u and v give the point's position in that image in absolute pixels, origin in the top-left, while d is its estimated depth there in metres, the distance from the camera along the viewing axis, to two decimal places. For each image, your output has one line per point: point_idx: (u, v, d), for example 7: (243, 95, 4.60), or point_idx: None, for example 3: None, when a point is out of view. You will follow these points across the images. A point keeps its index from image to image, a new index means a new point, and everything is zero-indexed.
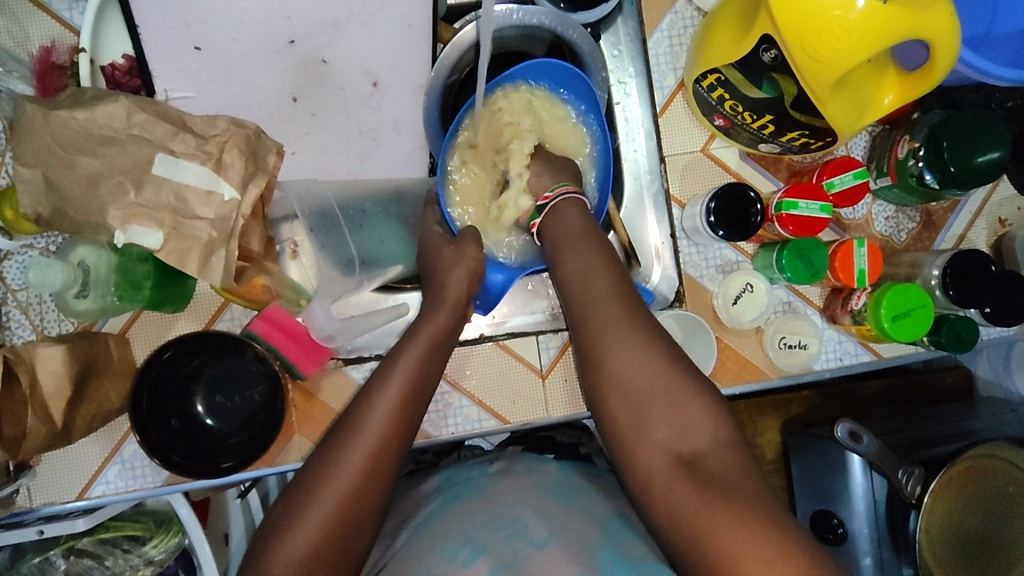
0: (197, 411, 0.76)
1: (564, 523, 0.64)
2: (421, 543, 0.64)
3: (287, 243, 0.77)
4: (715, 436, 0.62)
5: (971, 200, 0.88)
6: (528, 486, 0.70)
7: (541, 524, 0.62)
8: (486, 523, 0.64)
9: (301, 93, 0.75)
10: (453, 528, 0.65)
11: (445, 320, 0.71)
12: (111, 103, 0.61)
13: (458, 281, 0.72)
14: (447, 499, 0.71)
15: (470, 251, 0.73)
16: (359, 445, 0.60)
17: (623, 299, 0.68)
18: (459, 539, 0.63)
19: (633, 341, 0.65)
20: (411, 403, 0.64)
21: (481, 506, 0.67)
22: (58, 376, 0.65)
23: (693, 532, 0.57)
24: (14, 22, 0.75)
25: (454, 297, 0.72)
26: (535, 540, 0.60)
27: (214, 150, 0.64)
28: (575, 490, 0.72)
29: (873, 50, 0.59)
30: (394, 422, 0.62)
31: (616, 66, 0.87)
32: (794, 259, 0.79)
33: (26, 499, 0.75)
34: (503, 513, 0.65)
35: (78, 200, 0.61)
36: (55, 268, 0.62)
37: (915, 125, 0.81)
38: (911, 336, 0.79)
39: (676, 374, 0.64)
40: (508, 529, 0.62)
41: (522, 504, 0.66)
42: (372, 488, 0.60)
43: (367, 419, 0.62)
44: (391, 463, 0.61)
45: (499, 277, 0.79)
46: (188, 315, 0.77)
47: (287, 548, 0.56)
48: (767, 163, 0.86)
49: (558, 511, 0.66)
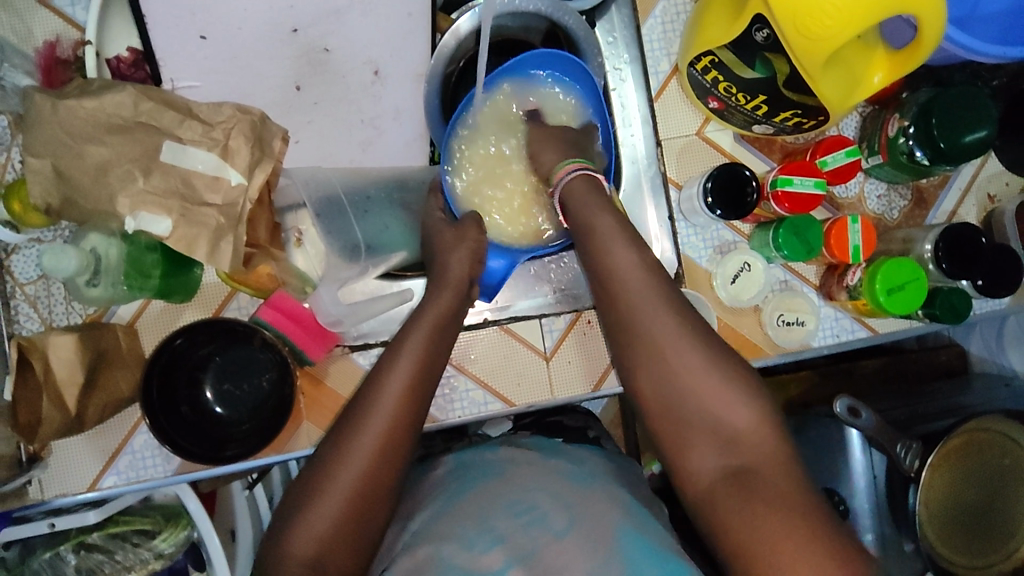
0: (207, 399, 0.77)
1: (582, 508, 0.65)
2: (439, 527, 0.65)
3: (292, 231, 0.79)
4: (734, 408, 0.62)
5: (960, 177, 0.91)
6: (547, 472, 0.72)
7: (550, 510, 0.64)
8: (504, 509, 0.65)
9: (304, 81, 0.76)
10: (472, 513, 0.66)
11: (449, 303, 0.72)
12: (119, 93, 0.62)
13: (459, 261, 0.73)
14: (466, 481, 0.73)
15: (472, 234, 0.74)
16: (374, 429, 0.61)
17: (646, 270, 0.68)
18: (479, 526, 0.64)
19: (667, 311, 0.66)
20: (422, 383, 0.65)
21: (481, 497, 0.68)
22: (70, 363, 0.66)
23: (720, 507, 0.59)
24: (18, 18, 0.76)
25: (455, 277, 0.73)
26: (554, 528, 0.62)
27: (221, 137, 0.65)
28: (589, 475, 0.73)
29: (863, 26, 0.60)
30: (405, 404, 0.63)
31: (611, 53, 0.88)
32: (791, 238, 0.81)
33: (38, 491, 0.76)
34: (523, 497, 0.66)
35: (87, 188, 0.62)
36: (69, 254, 0.62)
37: (903, 104, 0.83)
38: (906, 309, 0.81)
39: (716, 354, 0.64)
40: (526, 517, 0.64)
41: (529, 492, 0.67)
42: (385, 469, 0.61)
43: (378, 405, 0.63)
44: (403, 442, 0.62)
45: (499, 263, 0.80)
46: (196, 305, 0.78)
47: (305, 531, 0.57)
48: (761, 143, 0.88)
49: (577, 497, 0.67)
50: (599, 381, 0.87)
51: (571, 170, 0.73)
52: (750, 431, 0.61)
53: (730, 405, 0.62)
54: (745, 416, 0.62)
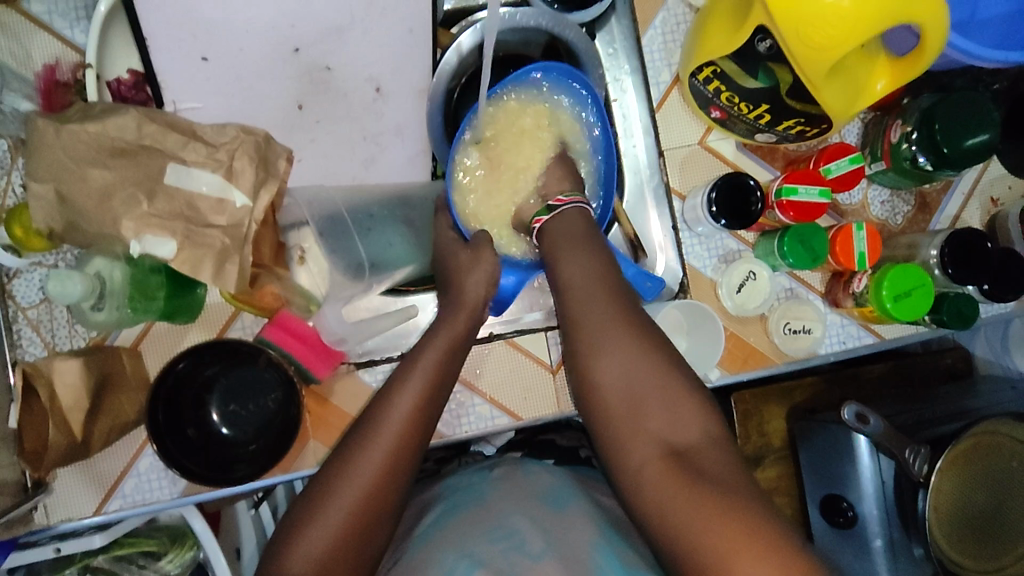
0: (213, 420, 0.76)
1: (561, 533, 0.65)
2: (418, 556, 0.65)
3: (295, 248, 0.76)
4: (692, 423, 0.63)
5: (963, 181, 0.91)
6: (523, 494, 0.71)
7: (526, 534, 0.64)
8: (483, 534, 0.65)
9: (306, 100, 0.76)
10: (450, 542, 0.65)
11: (464, 325, 0.71)
12: (122, 115, 0.62)
13: (476, 285, 0.73)
14: (450, 507, 0.73)
15: (486, 256, 0.73)
16: (381, 443, 0.61)
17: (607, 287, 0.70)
18: (457, 552, 0.63)
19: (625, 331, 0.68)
20: (432, 401, 0.65)
21: (468, 520, 0.68)
22: (75, 389, 0.65)
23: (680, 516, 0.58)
24: (16, 42, 0.76)
25: (472, 301, 0.72)
26: (532, 552, 0.61)
27: (225, 157, 0.64)
28: (567, 495, 0.72)
29: (865, 35, 0.60)
30: (414, 421, 0.63)
31: (611, 64, 0.88)
32: (796, 245, 0.80)
33: (44, 516, 0.75)
34: (502, 523, 0.66)
35: (91, 213, 0.62)
36: (75, 279, 0.62)
37: (906, 110, 0.83)
38: (913, 316, 0.80)
39: (678, 372, 0.66)
40: (504, 542, 0.63)
41: (508, 517, 0.67)
42: (391, 485, 0.60)
43: (385, 419, 0.63)
44: (411, 459, 0.62)
45: (511, 279, 0.81)
46: (200, 325, 0.77)
47: (305, 544, 0.57)
48: (764, 152, 0.88)
49: (551, 519, 0.67)
50: None
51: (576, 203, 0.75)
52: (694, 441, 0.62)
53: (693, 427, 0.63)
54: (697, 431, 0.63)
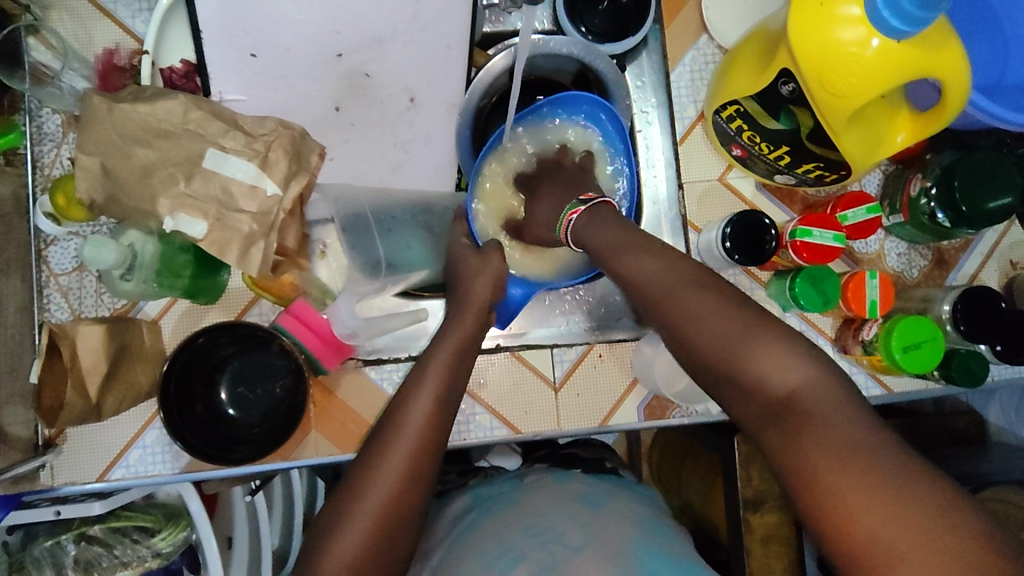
0: (221, 400, 0.79)
1: (599, 528, 0.70)
2: (461, 554, 0.69)
3: (317, 243, 0.82)
4: (784, 370, 0.55)
5: (982, 242, 0.91)
6: (560, 498, 0.76)
7: (565, 531, 0.69)
8: (522, 530, 0.70)
9: (344, 103, 0.78)
10: (490, 538, 0.70)
11: (472, 324, 0.74)
12: (170, 100, 0.66)
13: (483, 285, 0.75)
14: (479, 515, 0.76)
15: (494, 261, 0.76)
16: (401, 444, 0.62)
17: (675, 270, 0.64)
18: (498, 547, 0.68)
19: (702, 299, 0.61)
20: (446, 404, 0.66)
21: (501, 521, 0.72)
22: (96, 353, 0.68)
23: (795, 481, 0.51)
24: (81, 26, 0.81)
25: (478, 302, 0.75)
26: (571, 544, 0.67)
27: (261, 148, 0.68)
28: (601, 499, 0.78)
29: (885, 86, 0.62)
30: (432, 423, 0.64)
31: (639, 96, 0.90)
32: (807, 287, 0.81)
33: (49, 476, 0.78)
34: (539, 520, 0.71)
35: (131, 187, 0.66)
36: (110, 246, 0.65)
37: (928, 165, 0.84)
38: (922, 368, 0.80)
39: (746, 320, 0.58)
40: (541, 537, 0.68)
41: (547, 516, 0.71)
42: (414, 486, 0.61)
43: (403, 421, 0.64)
44: (430, 461, 0.63)
45: (519, 292, 0.81)
46: (219, 307, 0.81)
47: (334, 554, 0.56)
48: (782, 194, 0.89)
49: (594, 520, 0.72)
50: (609, 415, 0.87)
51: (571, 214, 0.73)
52: (794, 387, 0.54)
53: (782, 364, 0.55)
54: (796, 377, 0.54)
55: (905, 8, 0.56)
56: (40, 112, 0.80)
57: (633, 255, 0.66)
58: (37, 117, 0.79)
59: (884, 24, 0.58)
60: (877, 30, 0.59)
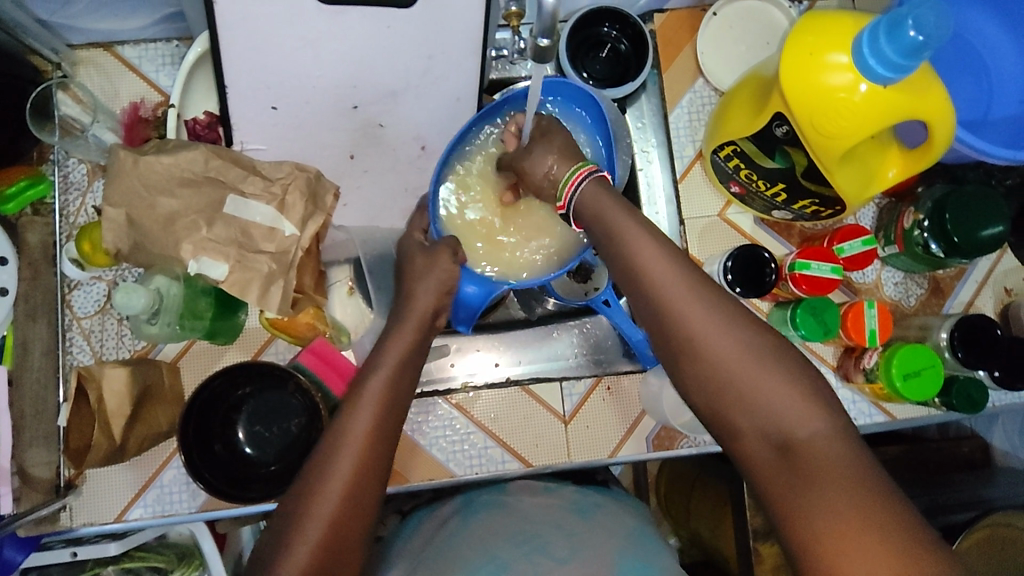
0: (238, 439, 0.79)
1: (584, 537, 0.77)
2: None
3: (343, 281, 0.91)
4: (807, 419, 0.57)
5: (976, 270, 0.94)
6: (556, 506, 0.83)
7: (552, 541, 0.75)
8: (509, 541, 0.76)
9: (358, 151, 0.82)
10: (475, 543, 0.77)
11: (415, 335, 0.73)
12: (191, 150, 0.69)
13: (426, 293, 0.74)
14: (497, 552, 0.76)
15: (443, 260, 0.74)
16: (339, 469, 0.61)
17: (685, 283, 0.63)
18: (484, 555, 0.74)
19: (710, 317, 0.61)
20: (385, 426, 0.64)
21: (483, 527, 0.80)
22: (120, 396, 0.70)
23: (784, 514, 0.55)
24: (107, 80, 0.85)
25: (421, 309, 0.74)
26: (555, 555, 0.73)
27: (279, 191, 0.71)
28: (590, 506, 0.85)
29: (874, 128, 0.65)
30: (372, 445, 0.63)
31: (639, 136, 0.95)
32: (808, 317, 0.83)
33: (69, 518, 0.78)
34: (526, 529, 0.78)
35: (156, 236, 0.69)
36: (139, 293, 0.67)
37: (920, 198, 0.87)
38: (923, 395, 0.82)
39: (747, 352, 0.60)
40: (529, 547, 0.74)
41: (541, 528, 0.78)
42: (354, 518, 0.61)
43: (342, 442, 0.62)
44: (370, 487, 0.62)
45: (474, 289, 0.77)
46: (237, 347, 0.83)
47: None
48: (780, 228, 0.93)
49: (580, 527, 0.80)
50: (618, 447, 0.88)
51: (590, 172, 0.69)
52: (801, 419, 0.57)
53: (806, 411, 0.57)
54: (817, 429, 0.56)
55: (890, 57, 0.60)
56: (67, 162, 0.83)
57: (649, 258, 0.64)
58: (64, 167, 0.83)
59: (870, 70, 0.62)
60: (864, 76, 0.63)
